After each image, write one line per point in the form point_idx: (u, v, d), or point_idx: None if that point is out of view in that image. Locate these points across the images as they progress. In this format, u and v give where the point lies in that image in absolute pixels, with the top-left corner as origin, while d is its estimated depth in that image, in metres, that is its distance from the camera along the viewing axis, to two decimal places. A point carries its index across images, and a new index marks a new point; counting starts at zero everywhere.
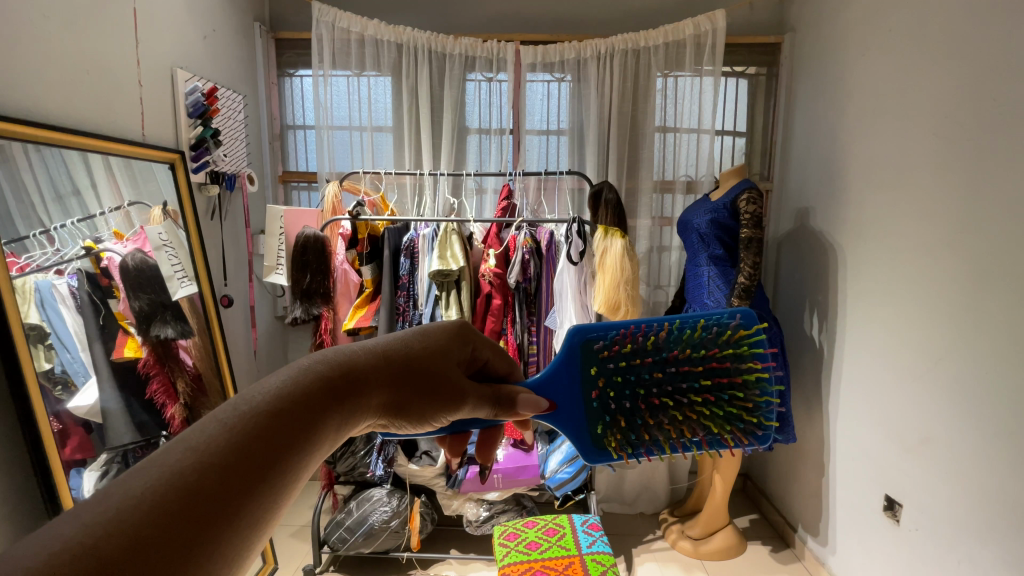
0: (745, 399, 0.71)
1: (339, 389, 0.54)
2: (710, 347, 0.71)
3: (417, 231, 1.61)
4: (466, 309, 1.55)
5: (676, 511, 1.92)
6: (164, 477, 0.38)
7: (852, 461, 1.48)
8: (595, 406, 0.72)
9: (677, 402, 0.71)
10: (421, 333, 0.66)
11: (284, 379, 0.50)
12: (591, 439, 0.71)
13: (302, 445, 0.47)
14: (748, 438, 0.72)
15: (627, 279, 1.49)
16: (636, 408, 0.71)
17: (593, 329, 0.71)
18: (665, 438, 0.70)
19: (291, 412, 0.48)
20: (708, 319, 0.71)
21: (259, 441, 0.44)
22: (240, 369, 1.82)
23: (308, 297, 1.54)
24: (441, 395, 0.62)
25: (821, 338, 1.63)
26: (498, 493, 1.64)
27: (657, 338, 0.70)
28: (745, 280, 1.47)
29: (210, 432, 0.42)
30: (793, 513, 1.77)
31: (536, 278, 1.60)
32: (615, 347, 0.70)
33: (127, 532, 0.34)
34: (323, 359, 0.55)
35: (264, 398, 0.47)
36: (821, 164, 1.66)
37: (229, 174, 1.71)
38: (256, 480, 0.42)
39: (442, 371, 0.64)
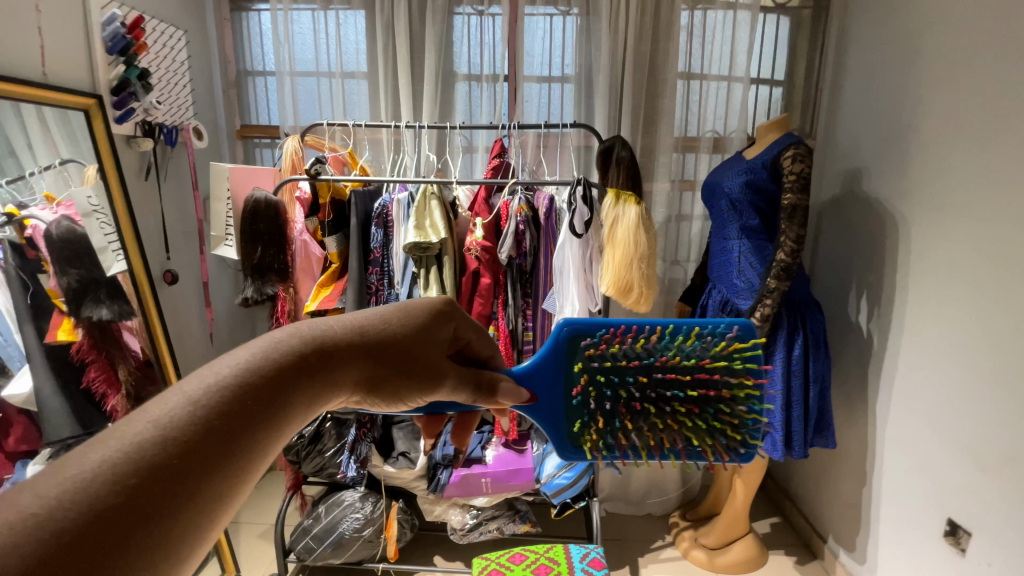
0: (730, 414, 0.65)
1: (315, 364, 0.44)
2: (702, 358, 0.64)
3: (391, 195, 1.35)
4: (448, 289, 1.31)
5: (688, 515, 1.71)
6: (123, 452, 0.31)
7: (905, 474, 1.26)
8: (575, 403, 0.67)
9: (657, 410, 0.66)
10: (398, 311, 0.55)
11: (263, 348, 0.41)
12: (570, 433, 0.66)
13: (279, 424, 0.39)
14: (730, 453, 0.66)
15: (642, 256, 1.21)
16: (615, 410, 0.66)
17: (585, 325, 0.66)
18: (643, 442, 0.66)
19: (263, 385, 0.39)
20: (702, 328, 0.65)
21: (242, 415, 0.36)
22: (196, 355, 1.58)
23: (260, 274, 1.29)
24: (423, 372, 0.55)
25: (869, 327, 1.37)
26: (487, 499, 1.42)
27: (649, 341, 0.65)
28: (785, 256, 1.22)
29: (176, 403, 0.34)
30: (822, 520, 1.57)
31: (533, 253, 1.33)
32: (603, 346, 0.65)
33: (84, 524, 0.28)
34: (300, 330, 0.45)
35: (232, 370, 0.38)
36: (879, 117, 1.36)
37: (167, 127, 1.42)
38: (227, 458, 0.35)
39: (429, 353, 0.55)
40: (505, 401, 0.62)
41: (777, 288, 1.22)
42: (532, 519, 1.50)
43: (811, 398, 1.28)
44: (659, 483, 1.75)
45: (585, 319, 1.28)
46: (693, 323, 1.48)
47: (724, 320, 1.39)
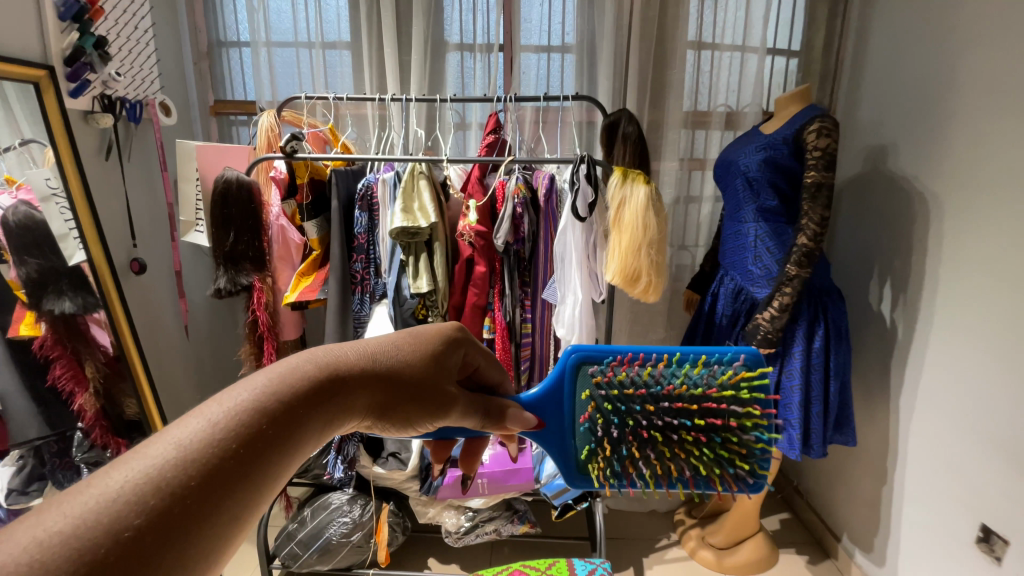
0: (739, 444, 0.60)
1: (326, 391, 0.48)
2: (709, 386, 0.60)
3: (377, 174, 1.24)
4: (439, 278, 1.21)
5: (695, 512, 1.64)
6: (146, 472, 0.35)
7: (932, 475, 1.18)
8: (583, 431, 0.64)
9: (664, 438, 0.61)
10: (404, 340, 0.59)
11: (276, 376, 0.45)
12: (575, 461, 0.64)
13: (290, 446, 0.43)
14: (738, 485, 0.61)
15: (651, 241, 1.11)
16: (620, 438, 0.62)
17: (591, 351, 0.64)
18: (649, 472, 0.61)
19: (278, 410, 0.43)
20: (709, 356, 0.62)
21: (255, 439, 0.40)
22: (171, 350, 1.47)
23: (233, 262, 1.18)
24: (428, 394, 0.57)
25: (893, 316, 1.28)
26: (484, 501, 1.34)
27: (655, 368, 0.62)
28: (807, 241, 1.12)
29: (195, 427, 0.39)
30: (836, 518, 1.50)
31: (532, 239, 1.23)
32: (609, 374, 0.62)
33: (111, 542, 0.31)
34: (310, 358, 0.49)
35: (250, 395, 0.43)
36: (907, 87, 1.24)
37: (131, 102, 1.27)
38: (240, 478, 0.38)
39: (434, 376, 0.58)
40: (515, 427, 0.63)
41: (797, 275, 1.12)
42: (531, 520, 1.42)
43: (832, 394, 1.19)
44: None
45: (587, 310, 1.18)
46: (701, 313, 1.38)
47: (737, 309, 1.30)
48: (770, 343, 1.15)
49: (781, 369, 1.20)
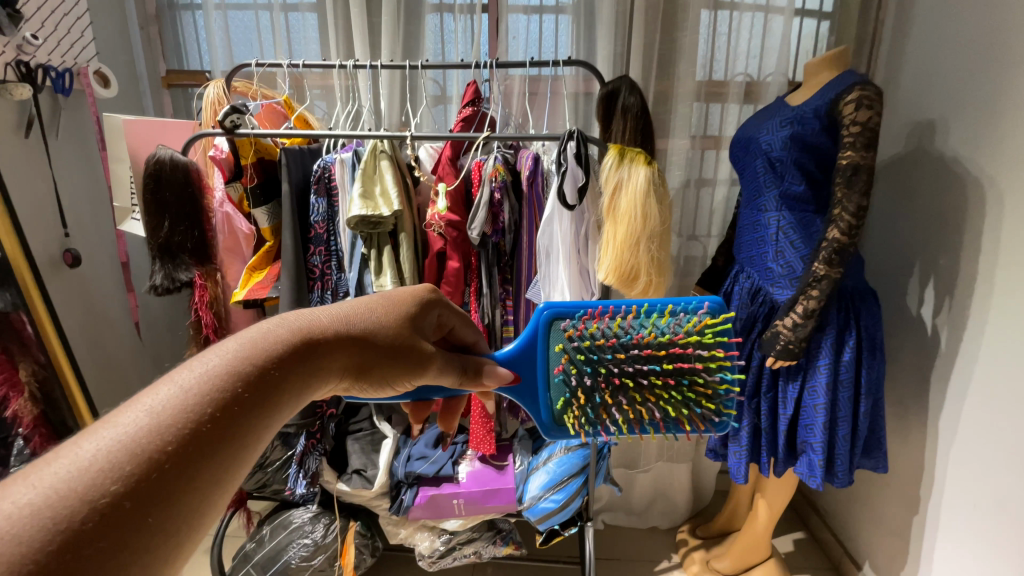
0: (705, 385, 0.59)
1: (303, 353, 0.44)
2: (676, 332, 0.59)
3: (334, 155, 1.07)
4: (406, 275, 1.05)
5: (699, 531, 1.49)
6: (118, 441, 0.32)
7: (978, 511, 1.00)
8: (558, 382, 0.61)
9: (634, 384, 0.59)
10: (377, 304, 0.54)
11: (249, 341, 0.42)
12: (549, 410, 0.61)
13: (269, 409, 0.40)
14: (706, 425, 0.60)
15: (651, 234, 0.93)
16: (593, 387, 0.59)
17: (563, 307, 0.61)
18: (621, 419, 0.59)
19: (252, 372, 0.40)
20: (675, 304, 0.60)
21: (234, 404, 0.38)
22: (120, 349, 1.34)
23: (170, 255, 1.03)
24: (406, 354, 0.53)
25: (934, 323, 1.08)
26: (460, 522, 1.20)
27: (624, 319, 0.59)
28: (839, 235, 0.93)
29: (166, 393, 0.36)
30: (857, 544, 1.34)
31: (513, 229, 1.06)
32: (581, 326, 0.59)
33: (89, 510, 0.29)
34: (284, 322, 0.46)
35: (220, 360, 0.39)
36: (957, 47, 1.02)
37: (54, 69, 1.11)
38: (221, 443, 0.36)
39: (410, 334, 0.54)
40: (491, 383, 0.58)
41: (826, 275, 0.95)
42: (517, 540, 1.28)
43: (862, 414, 1.02)
44: (666, 493, 1.53)
45: None
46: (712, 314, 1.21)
47: (754, 312, 1.12)
48: (791, 354, 0.98)
49: (803, 385, 1.04)
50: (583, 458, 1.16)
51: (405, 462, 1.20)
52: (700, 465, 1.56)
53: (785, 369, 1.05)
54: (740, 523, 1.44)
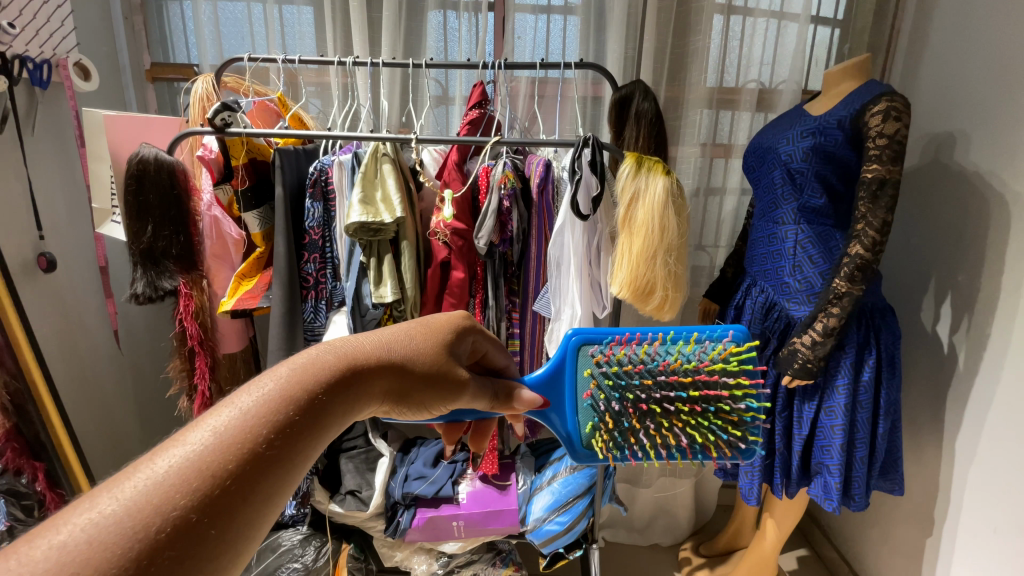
0: (731, 412, 0.55)
1: (351, 375, 0.42)
2: (702, 359, 0.55)
3: (333, 156, 1.01)
4: (407, 285, 0.99)
5: (702, 549, 1.45)
6: (185, 458, 0.32)
7: (998, 537, 0.96)
8: (587, 407, 0.56)
9: (661, 409, 0.54)
10: (417, 328, 0.51)
11: (300, 364, 0.41)
12: (579, 437, 0.57)
13: (319, 432, 0.38)
14: (732, 453, 0.56)
15: (669, 246, 0.88)
16: (621, 411, 0.55)
17: (592, 332, 0.57)
18: (647, 444, 0.54)
19: (305, 394, 0.38)
20: (700, 331, 0.57)
21: (287, 428, 0.36)
22: (99, 358, 1.26)
23: (153, 261, 0.96)
24: (446, 380, 0.49)
25: (951, 341, 1.05)
26: (459, 544, 1.14)
27: (650, 345, 0.55)
28: (863, 251, 0.90)
29: (228, 413, 0.35)
30: (863, 563, 1.31)
31: (522, 238, 1.01)
32: (609, 351, 0.56)
33: (162, 521, 0.29)
34: (332, 346, 0.44)
35: (276, 382, 0.38)
36: (978, 59, 0.99)
37: (32, 59, 1.03)
38: (276, 463, 0.35)
39: (450, 360, 0.50)
40: (522, 408, 0.55)
41: (848, 293, 0.91)
42: (517, 562, 1.23)
43: (880, 436, 0.99)
44: (668, 509, 1.49)
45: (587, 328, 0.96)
46: None
47: (767, 328, 1.09)
48: (809, 373, 0.95)
49: (819, 405, 1.00)
50: (589, 477, 1.12)
51: (402, 482, 1.13)
52: (703, 480, 1.52)
53: (801, 389, 1.02)
54: (745, 540, 1.41)
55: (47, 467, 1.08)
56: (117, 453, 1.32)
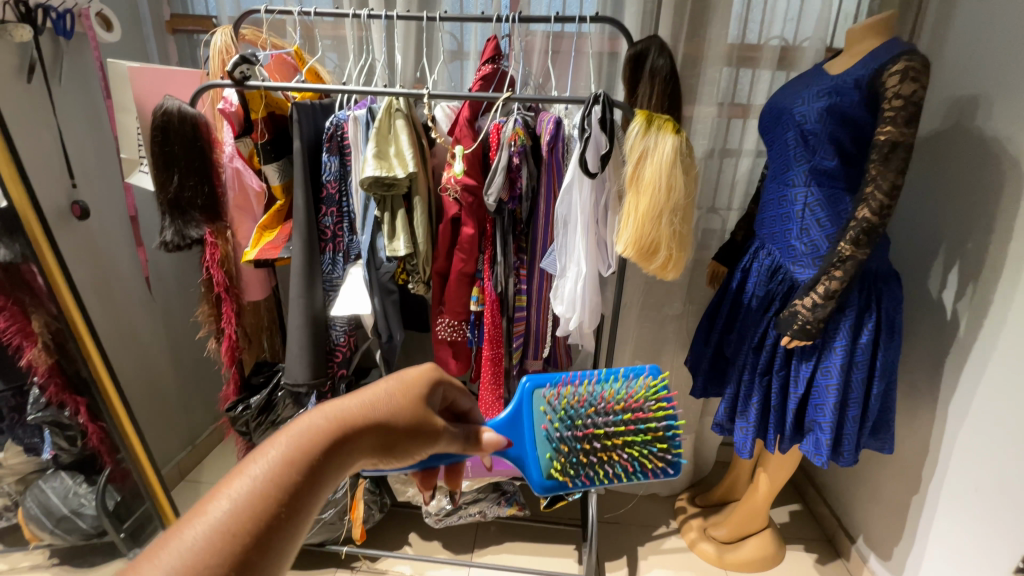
0: (658, 431, 0.64)
1: (337, 448, 0.44)
2: (629, 391, 0.65)
3: (348, 112, 1.03)
4: (420, 240, 1.04)
5: (697, 500, 1.53)
6: (182, 556, 0.34)
7: (977, 495, 1.00)
8: (544, 438, 0.62)
9: (603, 433, 0.62)
10: (393, 380, 0.52)
11: (288, 440, 0.42)
12: (540, 468, 0.61)
13: (311, 509, 0.40)
14: (662, 467, 0.64)
15: (674, 206, 0.90)
16: (572, 440, 0.62)
17: (542, 376, 0.65)
18: (596, 465, 0.61)
19: (294, 477, 0.40)
20: (625, 370, 0.67)
21: (276, 514, 0.38)
22: (132, 303, 1.35)
23: (179, 210, 1.02)
24: (423, 432, 0.51)
25: (954, 307, 1.06)
26: (467, 483, 1.23)
27: (588, 384, 0.65)
28: (870, 215, 0.91)
29: (221, 508, 0.36)
30: (851, 519, 1.37)
31: (530, 196, 1.03)
32: (558, 391, 0.64)
33: None
34: (319, 414, 0.45)
35: (268, 466, 0.40)
36: (1011, 15, 0.95)
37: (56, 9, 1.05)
38: (270, 550, 0.37)
39: (425, 411, 0.51)
40: (488, 450, 0.58)
41: (851, 257, 0.93)
42: (520, 502, 1.32)
43: (874, 396, 1.02)
44: None
45: (592, 285, 0.99)
46: (729, 291, 1.19)
47: (771, 291, 1.10)
48: (807, 335, 0.97)
49: (816, 365, 1.03)
50: None
51: None
52: (703, 437, 1.58)
53: (799, 349, 1.04)
54: (739, 494, 1.48)
55: (87, 401, 1.16)
56: (154, 391, 1.43)
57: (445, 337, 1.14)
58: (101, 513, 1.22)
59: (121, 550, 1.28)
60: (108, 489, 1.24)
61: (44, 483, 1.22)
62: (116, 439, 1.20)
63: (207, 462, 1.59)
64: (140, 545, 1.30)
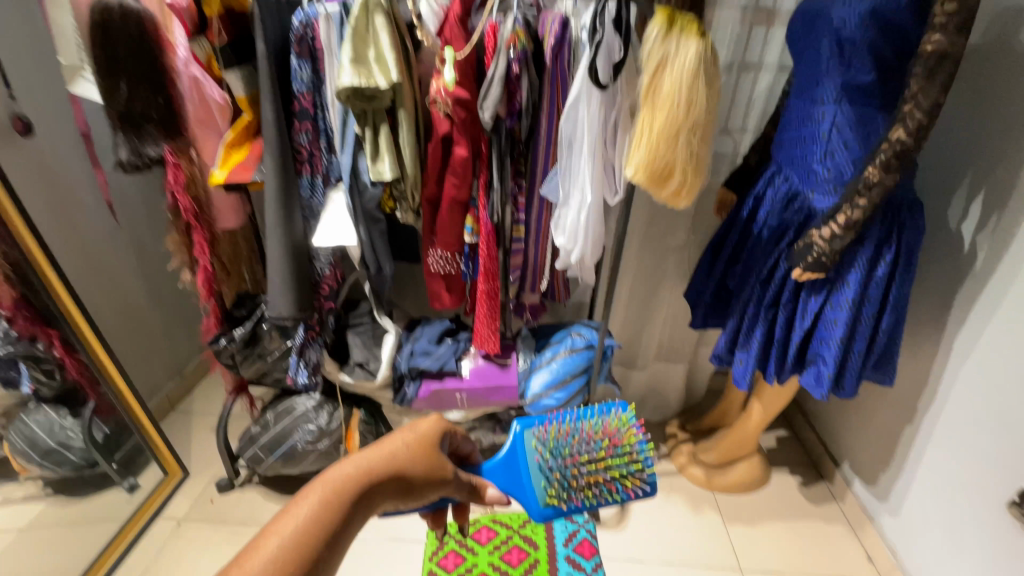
0: (633, 455, 0.68)
1: (362, 496, 0.50)
2: (605, 423, 0.70)
3: (317, 6, 0.87)
4: (408, 161, 0.94)
5: (688, 427, 1.57)
6: None
7: (976, 428, 1.00)
8: (536, 467, 0.65)
9: (589, 459, 0.66)
10: (413, 430, 0.57)
11: (322, 488, 0.49)
12: (537, 497, 0.64)
13: (340, 547, 0.48)
14: (640, 485, 0.66)
15: (694, 125, 0.80)
16: (562, 466, 0.65)
17: (529, 418, 0.69)
18: (584, 487, 0.64)
19: (326, 520, 0.47)
20: (597, 408, 0.72)
21: (314, 553, 0.46)
22: (98, 230, 1.25)
23: (134, 124, 0.93)
24: (437, 482, 0.55)
25: (973, 240, 1.00)
26: (463, 414, 1.22)
27: (570, 421, 0.69)
28: (904, 137, 0.83)
29: (273, 544, 0.45)
30: (838, 445, 1.41)
31: (531, 112, 0.91)
32: (545, 428, 0.68)
33: None
34: (349, 464, 0.52)
35: (308, 507, 0.48)
36: None
37: None
38: None
39: (439, 460, 0.56)
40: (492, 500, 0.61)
41: (878, 184, 0.86)
42: None
43: (882, 330, 0.99)
44: (659, 390, 1.58)
45: (598, 213, 0.91)
46: (738, 220, 1.12)
47: (785, 220, 1.03)
48: (821, 268, 0.92)
49: (826, 298, 0.99)
50: (587, 359, 1.16)
51: (408, 357, 1.16)
52: (697, 368, 1.58)
53: (810, 282, 1.00)
54: (730, 421, 1.51)
55: (59, 334, 1.11)
56: (132, 323, 1.37)
57: (438, 269, 1.07)
58: (91, 445, 1.22)
59: (116, 480, 1.28)
60: (94, 421, 1.23)
61: (27, 418, 1.18)
62: (94, 373, 1.15)
63: (198, 392, 1.57)
64: (136, 475, 1.30)
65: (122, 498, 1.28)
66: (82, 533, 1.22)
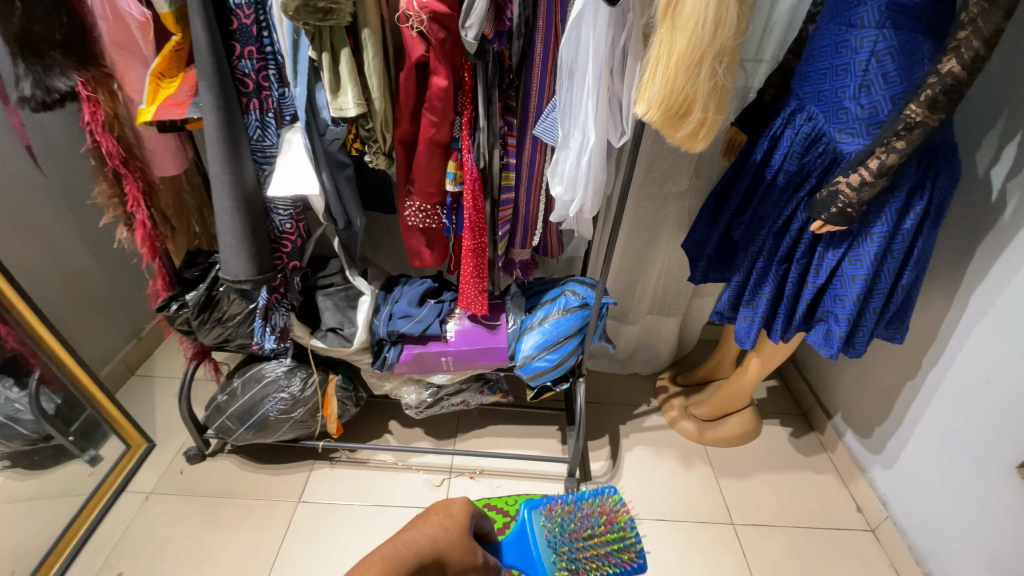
0: (624, 533, 0.73)
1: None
2: (597, 506, 0.75)
3: None
4: (375, 94, 0.79)
5: (680, 379, 1.52)
6: None
7: (988, 387, 0.96)
8: (547, 542, 0.66)
9: (591, 534, 0.70)
10: (448, 511, 0.53)
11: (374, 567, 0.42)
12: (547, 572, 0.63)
13: None
14: (632, 560, 0.71)
15: (721, 50, 0.67)
16: (568, 543, 0.67)
17: (536, 499, 0.72)
18: (588, 563, 0.67)
19: None
20: (590, 492, 0.77)
21: None
22: (16, 179, 1.07)
23: (33, 49, 0.75)
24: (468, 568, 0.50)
25: (1002, 187, 0.91)
26: (448, 376, 1.14)
27: (570, 502, 0.73)
28: (957, 69, 0.71)
29: None
30: (831, 397, 1.39)
31: (522, 34, 0.76)
32: (552, 508, 0.70)
33: None
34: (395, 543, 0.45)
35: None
36: None
37: None
38: None
39: (471, 545, 0.52)
40: None
41: (920, 124, 0.75)
42: (504, 389, 1.26)
43: (901, 286, 0.91)
44: (650, 343, 1.52)
45: (601, 158, 0.79)
46: (749, 164, 0.98)
47: (806, 165, 0.92)
48: (845, 219, 0.83)
49: (845, 253, 0.90)
50: (582, 319, 1.06)
51: (386, 320, 1.06)
52: (689, 320, 1.52)
53: (830, 235, 0.91)
54: (722, 375, 1.47)
55: None
56: (74, 286, 1.23)
57: (416, 224, 0.95)
58: (41, 417, 1.11)
59: (74, 453, 1.18)
60: (42, 391, 1.11)
61: None
62: (33, 343, 1.03)
63: (158, 355, 1.46)
64: (96, 446, 1.20)
65: (84, 471, 1.18)
66: (41, 512, 1.12)
